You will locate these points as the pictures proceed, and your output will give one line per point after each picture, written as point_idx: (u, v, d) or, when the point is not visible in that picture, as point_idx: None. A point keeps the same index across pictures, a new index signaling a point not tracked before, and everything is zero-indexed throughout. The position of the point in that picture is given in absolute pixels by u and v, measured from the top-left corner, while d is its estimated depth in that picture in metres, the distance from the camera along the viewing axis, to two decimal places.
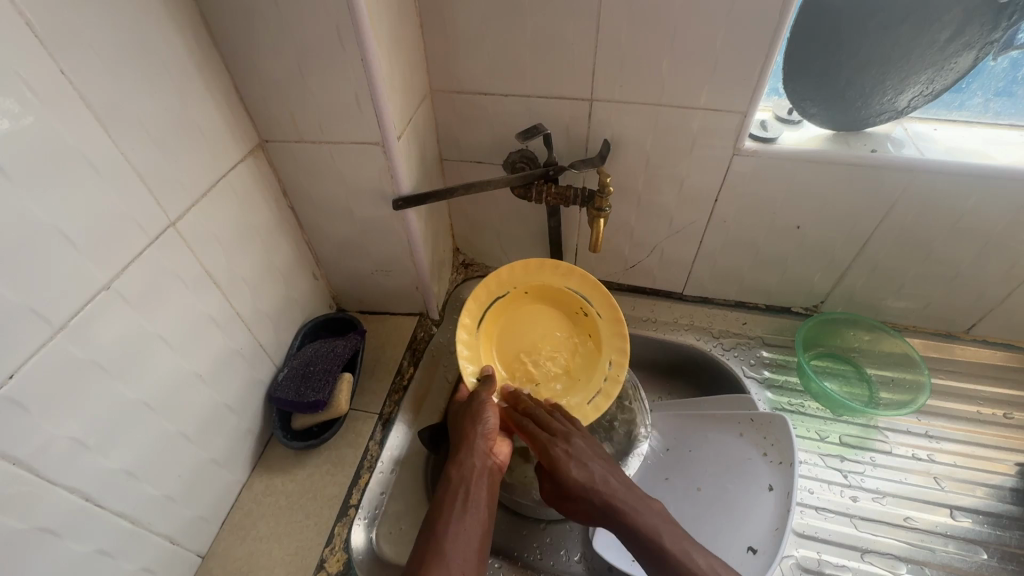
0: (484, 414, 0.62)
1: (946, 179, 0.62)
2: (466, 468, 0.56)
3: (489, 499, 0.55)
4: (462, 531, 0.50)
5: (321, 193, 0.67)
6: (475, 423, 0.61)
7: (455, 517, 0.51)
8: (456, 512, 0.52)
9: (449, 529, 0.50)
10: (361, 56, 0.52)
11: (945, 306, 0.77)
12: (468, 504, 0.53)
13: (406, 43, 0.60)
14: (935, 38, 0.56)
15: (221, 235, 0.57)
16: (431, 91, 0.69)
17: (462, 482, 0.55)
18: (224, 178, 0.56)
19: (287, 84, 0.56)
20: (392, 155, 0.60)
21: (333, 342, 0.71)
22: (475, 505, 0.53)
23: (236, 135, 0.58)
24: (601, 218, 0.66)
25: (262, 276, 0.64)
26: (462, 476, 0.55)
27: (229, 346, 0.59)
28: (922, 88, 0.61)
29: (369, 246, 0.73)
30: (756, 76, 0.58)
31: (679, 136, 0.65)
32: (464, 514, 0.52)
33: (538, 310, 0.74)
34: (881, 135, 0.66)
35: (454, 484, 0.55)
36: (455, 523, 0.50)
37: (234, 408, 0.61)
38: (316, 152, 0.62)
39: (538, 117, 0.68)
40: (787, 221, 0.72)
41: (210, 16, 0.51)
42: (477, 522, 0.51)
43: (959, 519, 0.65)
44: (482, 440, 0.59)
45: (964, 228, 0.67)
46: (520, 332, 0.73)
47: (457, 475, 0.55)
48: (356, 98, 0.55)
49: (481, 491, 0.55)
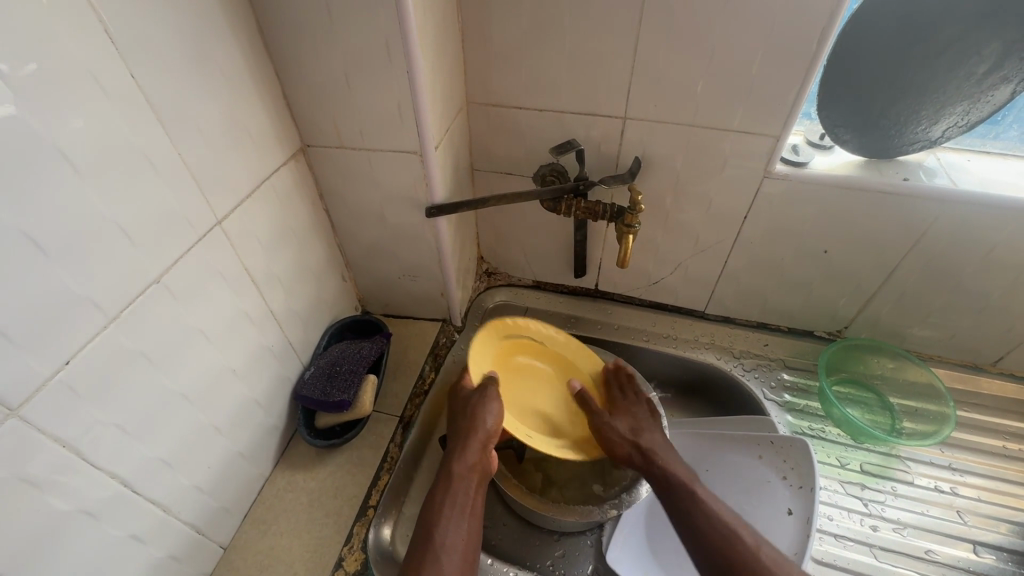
0: (487, 410, 0.64)
1: (978, 210, 0.62)
2: (464, 471, 0.61)
3: (481, 499, 0.61)
4: (456, 538, 0.55)
5: (357, 197, 0.68)
6: (478, 420, 0.63)
7: (453, 522, 0.56)
8: (453, 517, 0.57)
9: (446, 535, 0.55)
10: (407, 69, 0.54)
11: (973, 338, 0.76)
12: (463, 508, 0.58)
13: (448, 54, 0.61)
14: (973, 71, 0.56)
15: (261, 235, 0.58)
16: (467, 103, 0.70)
17: (461, 486, 0.59)
18: (268, 179, 0.58)
19: (334, 93, 0.58)
20: (429, 164, 0.62)
21: (360, 344, 0.72)
22: (469, 508, 0.58)
23: (280, 139, 0.60)
24: (630, 234, 0.67)
25: (296, 276, 0.66)
26: (460, 478, 0.60)
27: (262, 342, 0.61)
28: (956, 120, 0.61)
29: (399, 252, 0.74)
30: (790, 102, 0.59)
31: (710, 156, 0.66)
32: (458, 520, 0.57)
33: (541, 372, 0.76)
34: (913, 163, 0.66)
35: (452, 486, 0.59)
36: (450, 529, 0.56)
37: (262, 403, 0.62)
38: (355, 159, 0.63)
39: (571, 132, 0.69)
40: (813, 245, 0.72)
41: (265, 24, 0.53)
42: (468, 527, 0.57)
43: (982, 555, 0.64)
44: (482, 440, 0.62)
45: (995, 260, 0.66)
46: (523, 389, 0.74)
47: (455, 475, 0.60)
48: (398, 108, 0.57)
49: (475, 497, 0.60)
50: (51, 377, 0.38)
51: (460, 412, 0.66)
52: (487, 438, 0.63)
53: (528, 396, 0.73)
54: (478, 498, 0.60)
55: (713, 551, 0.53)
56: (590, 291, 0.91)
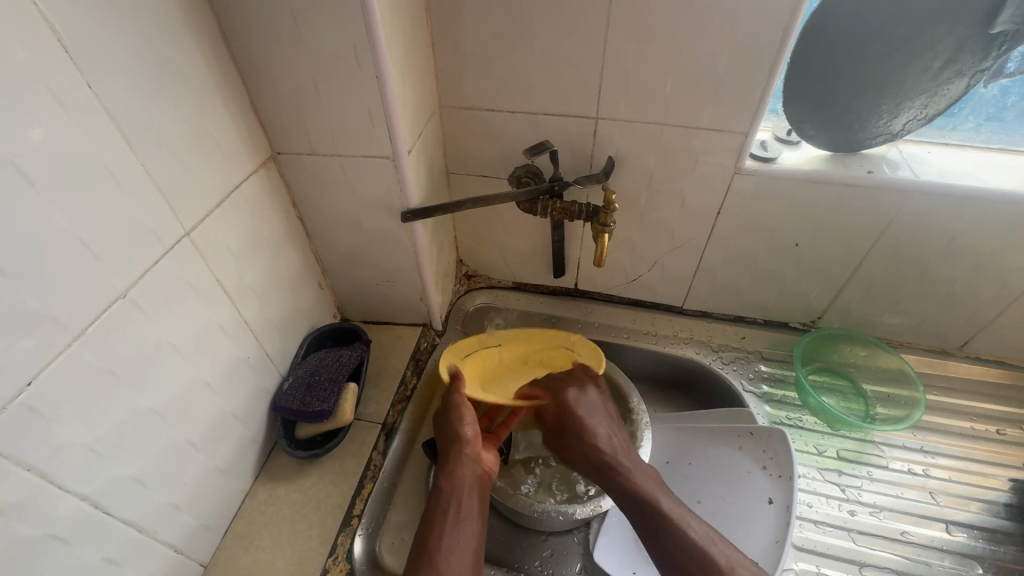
0: (466, 418, 0.64)
1: (940, 200, 0.65)
2: (453, 479, 0.60)
3: (480, 506, 0.59)
4: (456, 546, 0.54)
5: (331, 203, 0.67)
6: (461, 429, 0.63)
7: (449, 530, 0.55)
8: (449, 525, 0.56)
9: (442, 542, 0.54)
10: (376, 75, 0.53)
11: (940, 323, 0.79)
12: (459, 515, 0.57)
13: (418, 58, 0.61)
14: (929, 66, 0.58)
15: (232, 245, 0.57)
16: (439, 106, 0.70)
17: (454, 494, 0.59)
18: (237, 189, 0.57)
19: (304, 100, 0.57)
20: (403, 169, 0.61)
21: (338, 352, 0.71)
22: (465, 515, 0.57)
23: (249, 146, 0.58)
24: (606, 233, 0.68)
25: (271, 286, 0.65)
26: (453, 487, 0.59)
27: (237, 354, 0.60)
28: (916, 113, 0.63)
29: (376, 257, 0.74)
30: (757, 99, 0.60)
31: (682, 154, 0.67)
32: (455, 528, 0.56)
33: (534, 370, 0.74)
34: (876, 156, 0.68)
35: (445, 496, 0.58)
36: (448, 538, 0.55)
37: (239, 415, 0.61)
38: (327, 165, 0.63)
39: (544, 133, 0.70)
40: (785, 238, 0.74)
41: (229, 31, 0.52)
42: (467, 534, 0.56)
43: (954, 534, 0.66)
44: (470, 449, 0.62)
45: (958, 247, 0.69)
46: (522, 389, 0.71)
47: (447, 485, 0.59)
48: (369, 113, 0.57)
49: (470, 503, 0.59)
50: (13, 399, 0.37)
51: (444, 423, 0.66)
52: (465, 442, 0.63)
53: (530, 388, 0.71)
54: (474, 503, 0.59)
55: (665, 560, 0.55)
56: (570, 290, 0.91)
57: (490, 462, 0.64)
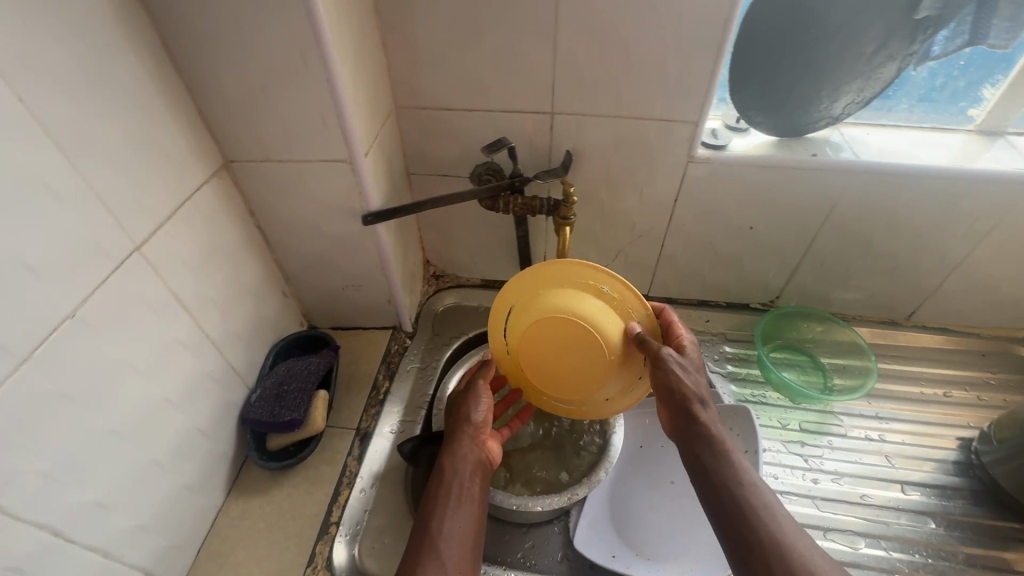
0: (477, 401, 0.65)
1: (880, 179, 0.68)
2: (457, 460, 0.60)
3: (481, 491, 0.59)
4: (455, 528, 0.54)
5: (289, 209, 0.66)
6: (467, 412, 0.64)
7: (451, 512, 0.55)
8: (450, 508, 0.56)
9: (444, 525, 0.54)
10: (327, 79, 0.53)
11: (888, 296, 0.83)
12: (461, 498, 0.57)
13: (370, 59, 0.61)
14: (862, 52, 0.61)
15: (187, 257, 0.56)
16: (395, 107, 0.70)
17: (457, 477, 0.59)
18: (189, 200, 0.56)
19: (254, 106, 0.56)
20: (361, 172, 0.61)
21: (307, 360, 0.71)
22: (466, 499, 0.57)
23: (199, 156, 0.57)
24: (567, 226, 0.70)
25: (232, 297, 0.63)
26: (456, 469, 0.59)
27: (200, 369, 0.58)
28: (854, 97, 0.66)
29: (340, 263, 0.73)
30: (705, 89, 0.62)
31: (637, 145, 0.69)
32: (456, 509, 0.56)
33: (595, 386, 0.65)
34: (820, 139, 0.71)
35: (448, 479, 0.58)
36: (449, 518, 0.55)
37: (206, 431, 0.60)
38: (283, 172, 0.62)
39: (502, 130, 0.70)
40: (740, 222, 0.76)
41: (170, 38, 0.51)
42: (469, 517, 0.56)
43: (910, 493, 0.70)
44: (473, 431, 0.63)
45: (899, 222, 0.73)
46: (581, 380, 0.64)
47: (450, 467, 0.59)
48: (323, 117, 0.56)
49: (472, 486, 0.59)
50: None
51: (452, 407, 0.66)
52: (473, 425, 0.63)
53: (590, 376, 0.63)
54: (477, 488, 0.59)
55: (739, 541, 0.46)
56: None
57: (495, 452, 0.64)
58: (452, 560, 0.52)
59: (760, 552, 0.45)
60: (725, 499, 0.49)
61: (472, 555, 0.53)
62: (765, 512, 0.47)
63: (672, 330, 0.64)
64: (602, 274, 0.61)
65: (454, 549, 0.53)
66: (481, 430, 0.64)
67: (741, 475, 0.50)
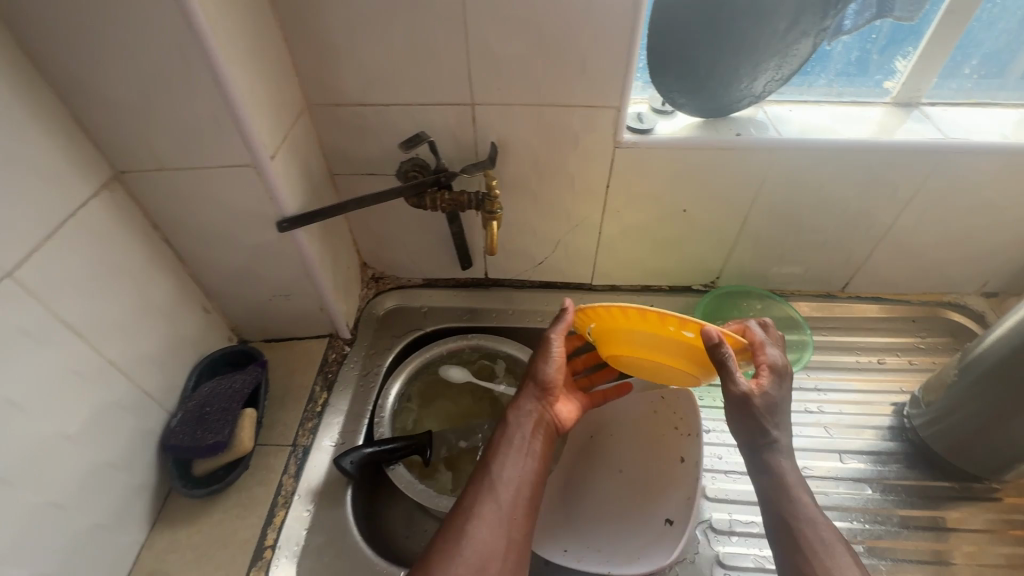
0: (549, 356, 0.65)
1: (802, 156, 0.69)
2: (521, 415, 0.64)
3: (543, 446, 0.63)
4: (512, 476, 0.60)
5: (197, 221, 0.62)
6: (540, 367, 0.65)
7: (508, 460, 0.61)
8: (510, 455, 0.61)
9: (500, 472, 0.60)
10: (213, 78, 0.49)
11: (823, 269, 0.85)
12: (519, 450, 0.62)
13: (270, 56, 0.57)
14: (775, 28, 0.61)
15: (77, 281, 0.52)
16: (307, 105, 0.66)
17: (518, 429, 0.63)
18: (72, 218, 0.51)
19: (140, 112, 0.52)
20: (268, 176, 0.57)
21: (232, 378, 0.66)
22: (527, 451, 0.62)
23: (82, 169, 0.53)
24: (494, 220, 0.69)
25: (139, 318, 0.59)
26: (517, 421, 0.63)
27: (102, 398, 0.54)
28: (772, 74, 0.66)
29: (263, 273, 0.69)
30: (622, 74, 0.61)
31: (562, 134, 0.67)
32: (514, 460, 0.61)
33: None
34: (744, 119, 0.71)
35: (510, 430, 0.63)
36: (504, 467, 0.60)
37: (118, 464, 0.56)
38: (183, 181, 0.58)
39: (423, 124, 0.68)
40: (673, 207, 0.76)
41: (31, 42, 0.46)
42: (526, 466, 0.61)
43: (847, 461, 0.72)
44: (536, 386, 0.65)
45: (825, 197, 0.74)
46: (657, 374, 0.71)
47: (513, 419, 0.64)
48: (216, 120, 0.52)
49: (534, 439, 0.63)
50: None
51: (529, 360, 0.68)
52: (545, 386, 0.65)
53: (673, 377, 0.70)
54: (538, 443, 0.63)
55: (779, 526, 0.53)
56: (482, 280, 0.90)
57: (568, 414, 0.67)
58: (502, 505, 0.57)
59: (798, 571, 0.50)
60: (773, 495, 0.54)
61: (524, 502, 0.58)
62: (812, 534, 0.51)
63: (761, 349, 0.59)
64: (689, 324, 0.56)
65: (504, 494, 0.58)
66: (555, 391, 0.66)
67: (796, 498, 0.54)
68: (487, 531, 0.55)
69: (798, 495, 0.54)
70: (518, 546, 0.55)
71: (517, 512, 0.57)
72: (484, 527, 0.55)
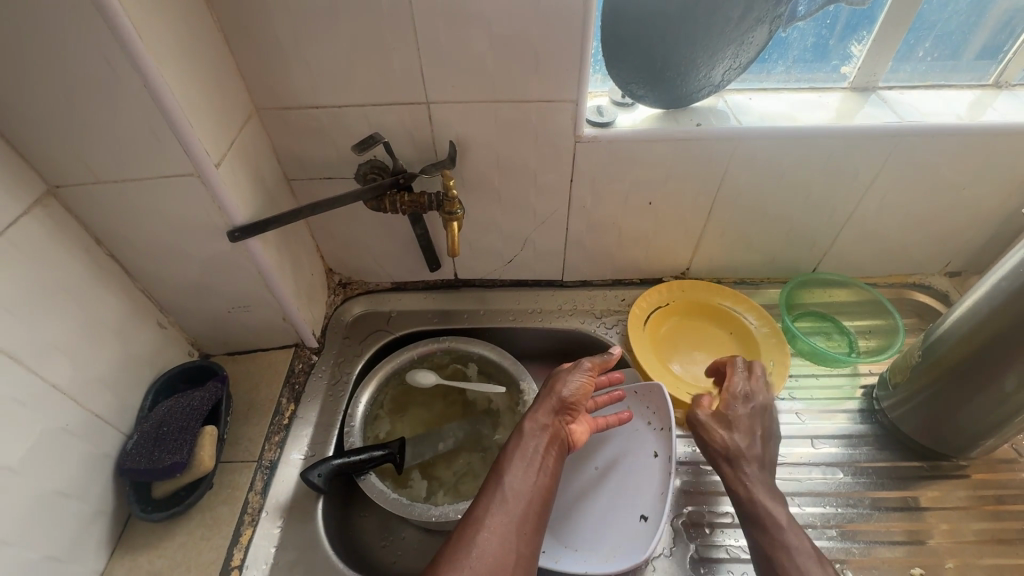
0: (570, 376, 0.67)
1: (762, 144, 0.68)
2: (537, 429, 0.63)
3: (556, 463, 0.61)
4: (522, 486, 0.58)
5: (143, 234, 0.59)
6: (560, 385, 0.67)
7: (522, 471, 0.59)
8: (523, 467, 0.59)
9: (512, 481, 0.58)
10: (145, 85, 0.47)
11: (791, 256, 0.85)
12: (534, 462, 0.60)
13: (209, 60, 0.55)
14: (730, 16, 0.60)
15: (11, 303, 0.49)
16: (256, 109, 0.64)
17: (532, 441, 0.62)
18: (3, 237, 0.49)
19: (70, 123, 0.49)
20: (215, 185, 0.55)
21: (190, 395, 0.64)
22: (542, 463, 0.60)
23: (10, 184, 0.50)
24: (454, 221, 0.67)
25: (85, 338, 0.57)
26: (531, 433, 0.62)
27: (47, 425, 0.52)
28: (730, 63, 0.65)
29: (219, 285, 0.67)
30: (577, 67, 0.60)
31: (521, 130, 0.66)
32: (526, 472, 0.59)
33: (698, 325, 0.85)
34: (705, 108, 0.71)
35: (523, 441, 0.62)
36: (516, 479, 0.58)
37: (69, 492, 0.54)
38: (124, 193, 0.55)
39: (378, 126, 0.66)
40: (639, 200, 0.75)
41: None
42: (539, 478, 0.59)
43: (819, 446, 0.72)
44: (557, 399, 0.65)
45: (788, 184, 0.74)
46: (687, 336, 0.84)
47: (526, 430, 0.63)
48: (153, 129, 0.50)
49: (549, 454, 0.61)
50: None
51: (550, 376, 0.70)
52: (565, 403, 0.65)
53: (695, 345, 0.83)
54: (551, 459, 0.61)
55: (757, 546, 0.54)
56: (452, 281, 0.88)
57: (579, 435, 0.66)
58: (512, 518, 0.55)
59: None
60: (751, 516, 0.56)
61: (534, 513, 0.56)
62: (793, 571, 0.50)
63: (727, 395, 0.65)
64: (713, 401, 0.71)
65: (515, 507, 0.56)
66: (571, 409, 0.66)
67: (780, 538, 0.53)
68: (498, 544, 0.52)
69: (783, 534, 0.53)
70: (526, 560, 0.53)
71: (523, 525, 0.55)
72: (494, 540, 0.53)
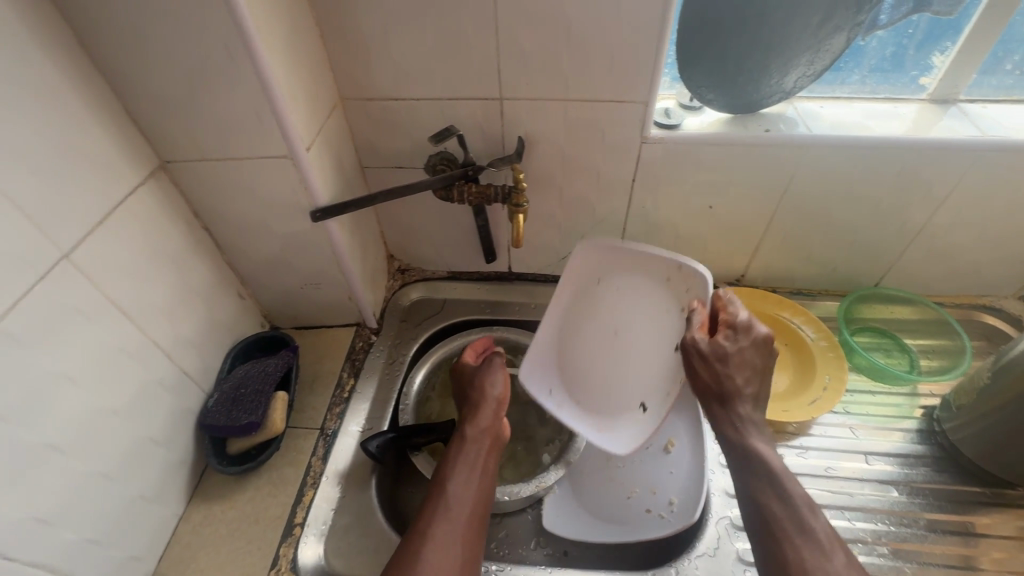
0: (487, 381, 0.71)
1: (832, 152, 0.68)
2: (478, 435, 0.66)
3: (493, 465, 0.64)
4: (464, 490, 0.60)
5: (234, 210, 0.64)
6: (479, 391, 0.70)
7: (462, 475, 0.61)
8: (464, 471, 0.61)
9: (453, 486, 0.60)
10: (255, 72, 0.51)
11: (852, 268, 0.83)
12: (476, 465, 0.63)
13: (306, 51, 0.59)
14: (809, 21, 0.60)
15: (125, 264, 0.55)
16: (340, 99, 0.68)
17: (473, 445, 0.65)
18: (122, 204, 0.54)
19: (186, 104, 0.54)
20: (304, 167, 0.60)
21: (265, 361, 0.69)
22: (481, 466, 0.63)
23: (131, 157, 0.55)
24: (520, 213, 0.69)
25: (180, 301, 0.62)
26: (473, 437, 0.65)
27: (146, 377, 0.57)
28: (804, 70, 0.65)
29: (296, 262, 0.71)
30: (650, 69, 0.61)
31: (589, 128, 0.68)
32: (468, 479, 0.61)
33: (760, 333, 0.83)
34: (774, 115, 0.70)
35: (467, 445, 0.64)
36: (459, 484, 0.60)
37: (159, 441, 0.59)
38: (224, 171, 0.60)
39: (452, 119, 0.69)
40: (699, 203, 0.76)
41: (89, 38, 0.49)
42: (479, 480, 0.61)
43: (873, 463, 0.71)
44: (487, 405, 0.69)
45: (856, 194, 0.73)
46: None
47: (469, 435, 0.66)
48: (256, 112, 0.54)
49: (486, 459, 0.64)
50: None
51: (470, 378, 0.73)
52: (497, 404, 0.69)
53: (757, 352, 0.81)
54: (489, 463, 0.64)
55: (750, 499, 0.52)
56: (505, 273, 0.91)
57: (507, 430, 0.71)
58: (456, 525, 0.56)
59: (767, 537, 0.49)
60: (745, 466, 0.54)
61: (477, 515, 0.58)
62: (786, 519, 0.49)
63: (727, 306, 0.62)
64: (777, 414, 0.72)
65: (459, 514, 0.57)
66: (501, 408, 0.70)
67: (776, 482, 0.51)
68: (440, 554, 0.53)
69: (783, 480, 0.51)
70: (469, 564, 0.54)
71: (466, 529, 0.56)
72: (439, 550, 0.53)
